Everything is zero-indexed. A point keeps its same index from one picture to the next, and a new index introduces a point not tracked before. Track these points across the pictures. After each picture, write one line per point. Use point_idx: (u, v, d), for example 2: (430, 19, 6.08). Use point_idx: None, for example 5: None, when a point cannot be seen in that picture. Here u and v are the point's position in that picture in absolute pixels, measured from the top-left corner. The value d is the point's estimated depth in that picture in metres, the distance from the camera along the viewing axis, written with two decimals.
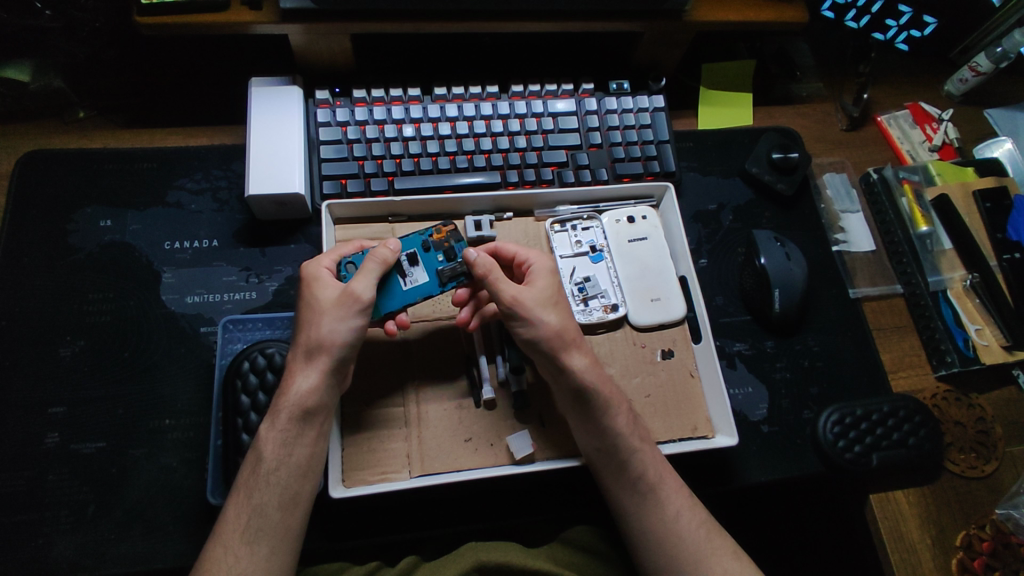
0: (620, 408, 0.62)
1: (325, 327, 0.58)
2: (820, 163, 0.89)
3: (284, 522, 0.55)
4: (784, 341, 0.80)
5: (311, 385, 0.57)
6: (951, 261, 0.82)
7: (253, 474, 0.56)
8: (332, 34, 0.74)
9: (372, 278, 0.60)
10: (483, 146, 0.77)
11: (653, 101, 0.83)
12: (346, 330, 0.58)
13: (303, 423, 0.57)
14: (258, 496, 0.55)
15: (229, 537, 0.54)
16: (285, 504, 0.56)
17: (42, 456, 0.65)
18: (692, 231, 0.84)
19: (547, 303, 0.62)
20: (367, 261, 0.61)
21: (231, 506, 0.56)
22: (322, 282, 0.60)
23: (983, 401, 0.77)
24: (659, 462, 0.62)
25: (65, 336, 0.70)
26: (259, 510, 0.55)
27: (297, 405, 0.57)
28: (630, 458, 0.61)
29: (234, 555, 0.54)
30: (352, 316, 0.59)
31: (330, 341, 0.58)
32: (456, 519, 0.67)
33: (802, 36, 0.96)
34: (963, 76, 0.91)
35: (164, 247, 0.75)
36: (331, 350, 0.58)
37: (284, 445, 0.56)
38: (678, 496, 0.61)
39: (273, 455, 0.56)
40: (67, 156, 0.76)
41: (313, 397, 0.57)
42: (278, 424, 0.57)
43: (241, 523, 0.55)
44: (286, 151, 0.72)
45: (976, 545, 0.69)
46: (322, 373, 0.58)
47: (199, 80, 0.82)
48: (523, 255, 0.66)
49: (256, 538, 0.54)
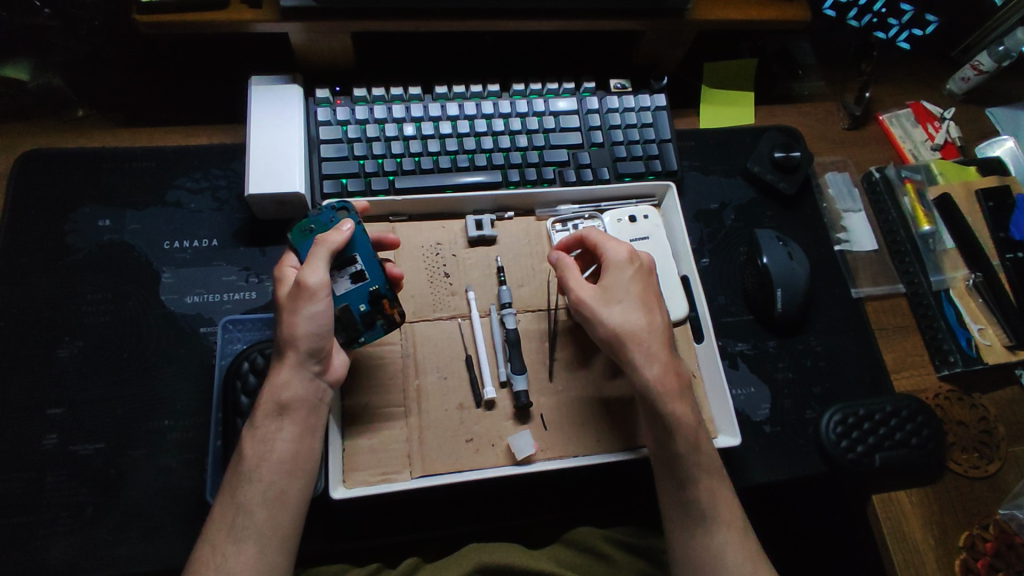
0: (691, 422, 0.61)
1: (284, 323, 0.58)
2: (822, 163, 0.89)
3: (271, 520, 0.55)
4: (786, 341, 0.79)
5: (282, 380, 0.58)
6: (954, 260, 0.81)
7: (236, 473, 0.56)
8: (333, 33, 0.73)
9: (319, 264, 0.60)
10: (483, 146, 0.77)
11: (654, 100, 0.82)
12: (304, 323, 0.58)
13: (281, 419, 0.58)
14: (242, 494, 0.55)
15: (216, 537, 0.54)
16: (271, 502, 0.55)
17: (41, 457, 0.65)
18: (693, 230, 0.83)
19: (603, 300, 0.63)
20: (315, 249, 0.61)
21: (218, 506, 0.56)
22: (282, 283, 0.61)
23: (985, 401, 0.77)
24: (715, 493, 0.60)
25: (63, 337, 0.69)
26: (244, 508, 0.55)
27: (272, 400, 0.58)
28: (688, 482, 0.59)
29: (221, 554, 0.53)
30: (304, 306, 0.58)
31: (288, 337, 0.58)
32: (456, 521, 0.67)
33: (803, 35, 0.96)
34: (964, 75, 0.91)
35: (163, 246, 0.74)
36: (295, 345, 0.58)
37: (263, 442, 0.57)
38: (727, 529, 0.59)
39: (254, 453, 0.57)
40: (65, 155, 0.76)
41: (286, 391, 0.58)
42: (258, 422, 0.58)
43: (227, 523, 0.55)
44: (285, 150, 0.72)
45: (979, 546, 0.69)
46: (291, 367, 0.58)
47: (198, 78, 0.82)
48: (602, 246, 0.67)
49: (242, 537, 0.54)
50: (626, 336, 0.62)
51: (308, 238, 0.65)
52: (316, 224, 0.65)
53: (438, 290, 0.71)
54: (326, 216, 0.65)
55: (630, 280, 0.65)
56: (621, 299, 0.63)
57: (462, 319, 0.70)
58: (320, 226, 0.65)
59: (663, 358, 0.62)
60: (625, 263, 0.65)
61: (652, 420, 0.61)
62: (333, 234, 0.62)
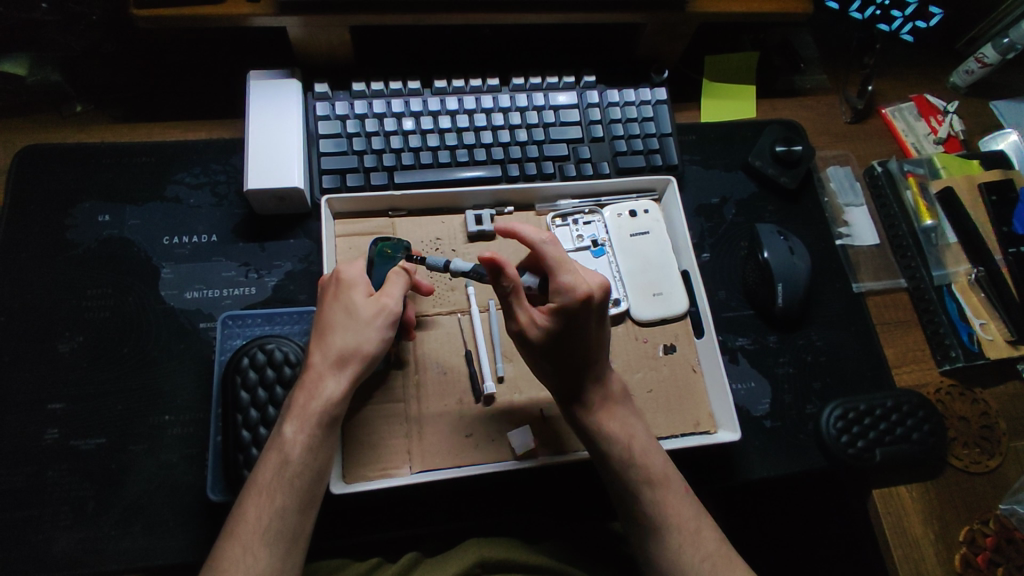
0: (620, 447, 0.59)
1: (362, 335, 0.57)
2: (824, 156, 0.89)
3: (302, 524, 0.53)
4: (787, 336, 0.79)
5: (343, 395, 0.55)
6: (955, 254, 0.81)
7: (276, 475, 0.53)
8: (331, 26, 0.73)
9: (400, 291, 0.60)
10: (484, 140, 0.76)
11: (655, 94, 0.82)
12: (379, 341, 0.57)
13: (328, 430, 0.55)
14: (281, 498, 0.53)
15: (249, 538, 0.51)
16: (304, 507, 0.53)
17: (42, 454, 0.65)
18: (694, 225, 0.83)
19: (557, 350, 0.57)
20: (398, 274, 0.61)
21: (250, 505, 0.53)
22: (363, 285, 0.59)
23: (986, 396, 0.77)
24: (653, 514, 0.57)
25: (64, 332, 0.69)
26: (281, 512, 0.52)
27: (326, 414, 0.55)
28: (623, 497, 0.58)
29: (253, 556, 0.51)
30: (386, 325, 0.58)
31: (364, 349, 0.57)
32: (457, 515, 0.67)
33: (805, 28, 0.96)
34: (969, 67, 0.91)
35: (163, 242, 0.74)
36: (365, 360, 0.57)
37: (309, 450, 0.54)
38: (668, 540, 0.57)
39: (299, 459, 0.54)
40: (64, 150, 0.76)
41: (342, 406, 0.56)
42: (304, 428, 0.54)
43: (261, 524, 0.52)
44: (284, 145, 0.72)
45: (979, 540, 0.69)
46: (352, 383, 0.56)
47: (197, 72, 0.81)
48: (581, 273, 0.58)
49: (276, 540, 0.52)
50: (581, 376, 0.59)
51: (384, 260, 0.66)
52: (393, 251, 0.67)
53: (438, 287, 0.71)
54: (401, 250, 0.68)
55: (591, 334, 0.57)
56: (573, 351, 0.57)
57: (461, 314, 0.70)
58: (392, 253, 0.67)
59: (619, 392, 0.61)
60: (573, 313, 0.55)
61: (584, 440, 0.60)
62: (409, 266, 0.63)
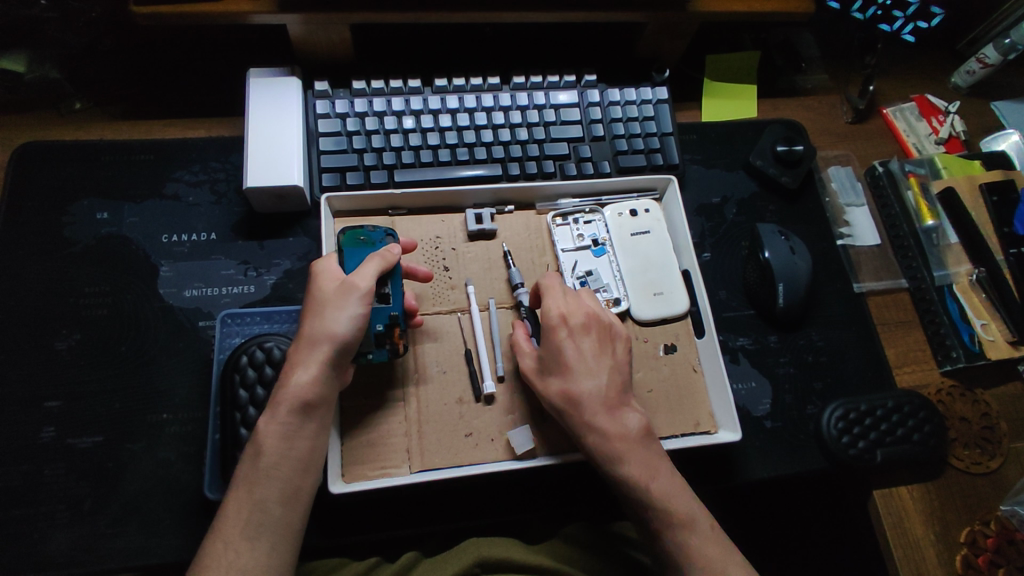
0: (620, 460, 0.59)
1: (328, 317, 0.56)
2: (825, 156, 0.89)
3: (285, 518, 0.53)
4: (788, 336, 0.79)
5: (311, 378, 0.55)
6: (956, 255, 0.81)
7: (254, 467, 0.53)
8: (332, 24, 0.73)
9: (371, 271, 0.59)
10: (484, 139, 0.76)
11: (656, 93, 0.81)
12: (347, 322, 0.57)
13: (303, 417, 0.55)
14: (260, 491, 0.52)
15: (230, 532, 0.51)
16: (286, 500, 0.53)
17: (39, 451, 0.65)
18: (694, 224, 0.83)
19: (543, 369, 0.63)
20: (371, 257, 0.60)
21: (231, 501, 0.53)
22: (330, 273, 0.59)
23: (988, 396, 0.77)
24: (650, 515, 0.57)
25: (61, 330, 0.69)
26: (261, 505, 0.52)
27: (295, 399, 0.54)
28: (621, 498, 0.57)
29: (234, 550, 0.50)
30: (355, 305, 0.57)
31: (330, 330, 0.56)
32: (454, 515, 0.66)
33: (806, 27, 0.96)
34: (971, 67, 0.91)
35: (161, 240, 0.74)
36: (332, 342, 0.56)
37: (285, 438, 0.54)
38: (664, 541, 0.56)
39: (274, 449, 0.53)
40: (62, 147, 0.75)
41: (313, 390, 0.55)
42: (277, 416, 0.54)
43: (241, 519, 0.52)
44: (283, 142, 0.72)
45: (979, 542, 0.69)
46: (322, 366, 0.56)
47: (197, 70, 0.81)
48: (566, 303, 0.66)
49: (257, 533, 0.51)
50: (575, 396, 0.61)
51: (359, 246, 0.64)
52: (369, 237, 0.65)
53: (439, 285, 0.71)
54: (379, 234, 0.66)
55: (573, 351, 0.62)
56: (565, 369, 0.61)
57: (461, 313, 0.70)
58: (371, 241, 0.65)
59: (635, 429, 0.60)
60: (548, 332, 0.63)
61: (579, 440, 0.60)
62: (389, 248, 0.62)
